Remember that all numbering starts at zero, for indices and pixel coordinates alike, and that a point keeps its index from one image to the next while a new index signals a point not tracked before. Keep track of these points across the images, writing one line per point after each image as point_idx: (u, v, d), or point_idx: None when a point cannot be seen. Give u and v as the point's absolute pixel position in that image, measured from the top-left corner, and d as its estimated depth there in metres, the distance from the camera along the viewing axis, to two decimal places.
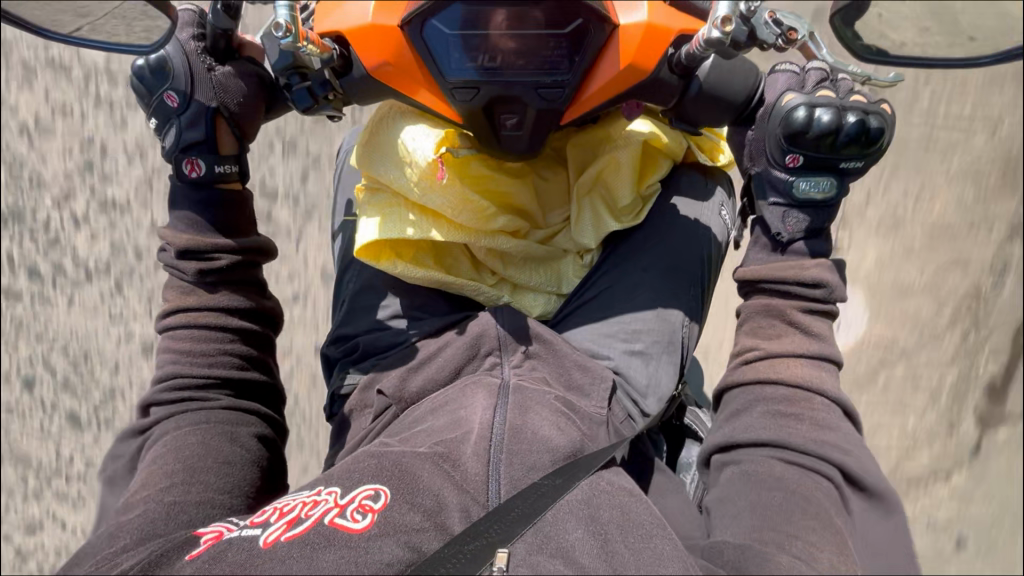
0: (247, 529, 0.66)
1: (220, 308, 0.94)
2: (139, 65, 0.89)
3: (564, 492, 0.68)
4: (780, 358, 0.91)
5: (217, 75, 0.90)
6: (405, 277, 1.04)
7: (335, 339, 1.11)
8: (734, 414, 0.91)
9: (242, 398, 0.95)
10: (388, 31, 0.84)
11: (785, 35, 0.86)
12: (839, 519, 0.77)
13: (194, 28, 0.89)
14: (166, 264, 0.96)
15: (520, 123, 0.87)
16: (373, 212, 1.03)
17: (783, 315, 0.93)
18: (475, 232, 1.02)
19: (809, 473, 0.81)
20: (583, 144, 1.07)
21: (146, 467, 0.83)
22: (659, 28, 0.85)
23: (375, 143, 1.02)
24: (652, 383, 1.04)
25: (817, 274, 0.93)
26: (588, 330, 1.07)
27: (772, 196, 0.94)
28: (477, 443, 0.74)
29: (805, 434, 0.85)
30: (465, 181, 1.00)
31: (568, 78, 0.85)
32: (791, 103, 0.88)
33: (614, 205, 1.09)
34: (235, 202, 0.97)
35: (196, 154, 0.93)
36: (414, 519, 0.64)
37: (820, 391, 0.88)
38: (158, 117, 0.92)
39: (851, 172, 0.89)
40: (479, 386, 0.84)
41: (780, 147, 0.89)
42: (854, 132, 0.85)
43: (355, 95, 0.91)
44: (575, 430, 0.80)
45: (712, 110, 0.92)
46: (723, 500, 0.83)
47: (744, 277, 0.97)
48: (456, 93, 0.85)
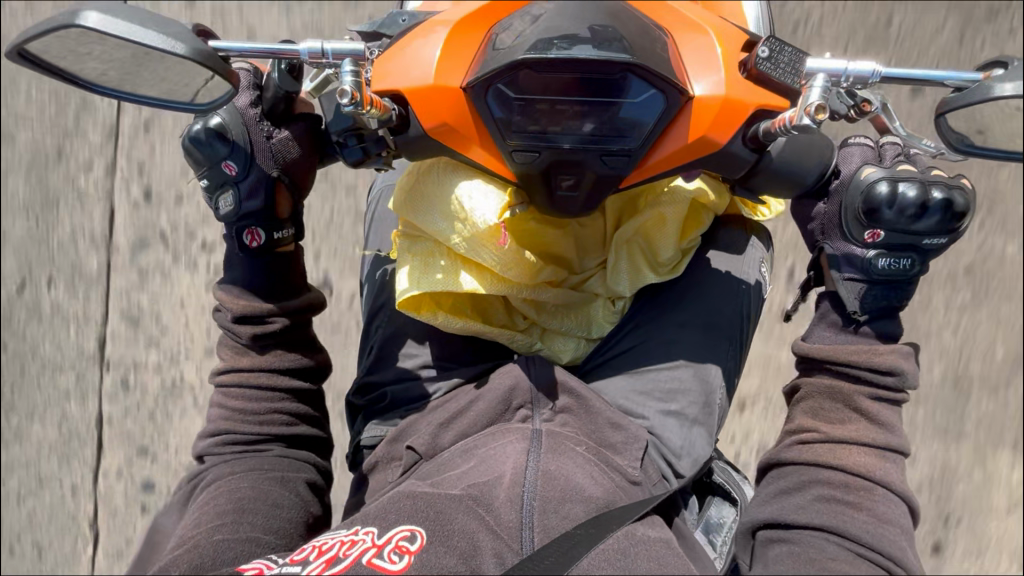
0: (287, 567, 0.67)
1: (270, 369, 0.99)
2: (194, 131, 0.94)
3: (598, 542, 0.67)
4: (840, 445, 0.90)
5: (275, 142, 0.96)
6: (442, 326, 1.08)
7: (359, 388, 1.15)
8: (782, 492, 0.91)
9: (293, 449, 0.99)
10: (450, 92, 0.89)
11: (858, 106, 0.90)
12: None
13: (252, 94, 0.97)
14: (220, 325, 1.03)
15: (575, 185, 0.91)
16: (416, 260, 1.07)
17: (848, 399, 0.92)
18: (520, 286, 1.05)
19: (858, 557, 0.81)
20: (627, 199, 1.08)
21: (200, 507, 0.86)
22: (736, 100, 0.88)
23: (420, 194, 1.05)
24: (687, 444, 1.03)
25: (892, 361, 0.92)
26: (623, 386, 1.09)
27: (847, 269, 0.95)
28: (509, 488, 0.74)
29: (863, 524, 0.83)
30: (517, 240, 1.03)
31: (631, 146, 0.88)
32: (871, 177, 0.92)
33: (654, 258, 1.12)
34: (289, 259, 1.06)
35: (255, 225, 1.01)
36: (450, 562, 0.65)
37: (883, 483, 0.87)
38: (213, 181, 0.98)
39: (933, 250, 0.91)
40: (509, 433, 0.85)
41: (858, 220, 0.93)
42: (944, 205, 0.87)
43: (407, 150, 0.96)
44: (608, 482, 0.80)
45: (776, 183, 0.96)
46: (766, 571, 0.82)
47: (807, 353, 0.97)
48: (514, 155, 0.90)
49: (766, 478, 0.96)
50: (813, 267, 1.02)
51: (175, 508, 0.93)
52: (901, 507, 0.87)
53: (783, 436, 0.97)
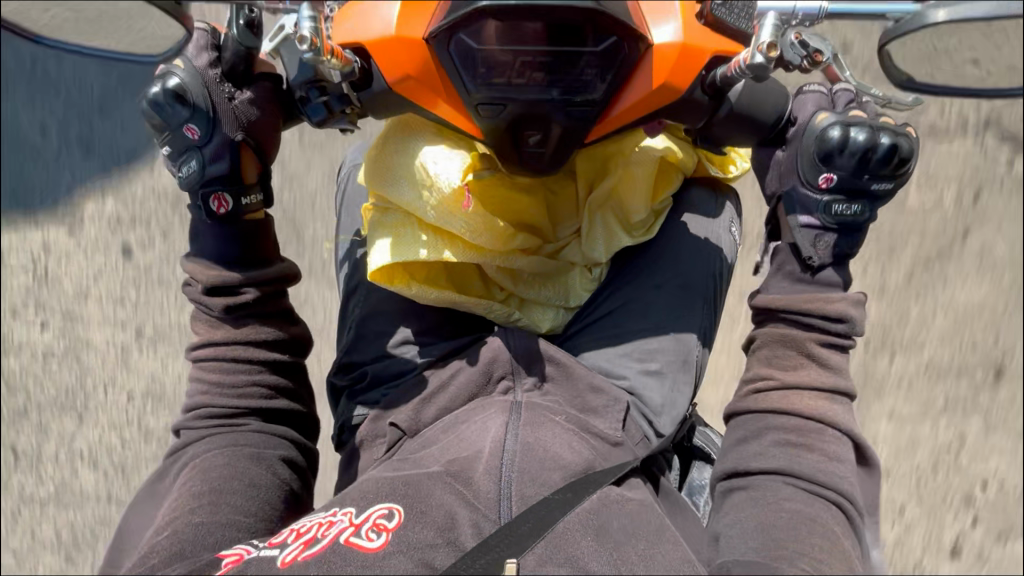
0: (265, 550, 0.68)
1: (255, 342, 0.98)
2: (154, 94, 0.89)
3: (575, 505, 0.68)
4: (795, 390, 0.91)
5: (238, 105, 0.93)
6: (418, 297, 1.06)
7: (342, 367, 1.13)
8: (739, 441, 0.91)
9: (272, 423, 0.98)
10: (412, 43, 0.86)
11: (811, 56, 0.85)
12: (845, 541, 0.81)
13: (210, 53, 0.92)
14: (193, 299, 1.01)
15: (542, 140, 0.89)
16: (387, 232, 1.04)
17: (800, 345, 0.92)
18: (492, 253, 1.04)
19: (813, 497, 0.84)
20: (594, 155, 1.05)
21: (177, 489, 0.86)
22: (693, 45, 0.86)
23: (388, 162, 1.03)
24: (667, 402, 1.05)
25: (841, 309, 0.92)
26: (604, 352, 1.09)
27: (804, 214, 0.94)
28: (488, 461, 0.75)
29: (812, 461, 0.86)
30: (485, 200, 1.01)
31: (595, 98, 0.86)
32: (825, 123, 0.90)
33: (625, 220, 1.11)
34: (259, 228, 1.02)
35: (221, 190, 0.97)
36: (427, 535, 0.66)
37: (833, 422, 0.88)
38: (175, 147, 0.94)
39: (881, 196, 0.91)
40: (492, 405, 0.86)
41: (813, 165, 0.91)
42: (892, 148, 0.86)
43: (372, 106, 0.93)
44: (587, 449, 0.81)
45: (740, 128, 0.95)
46: (730, 521, 0.84)
47: (763, 305, 0.96)
48: (481, 109, 0.87)
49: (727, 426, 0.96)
50: (771, 219, 1.00)
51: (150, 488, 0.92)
52: (848, 445, 0.89)
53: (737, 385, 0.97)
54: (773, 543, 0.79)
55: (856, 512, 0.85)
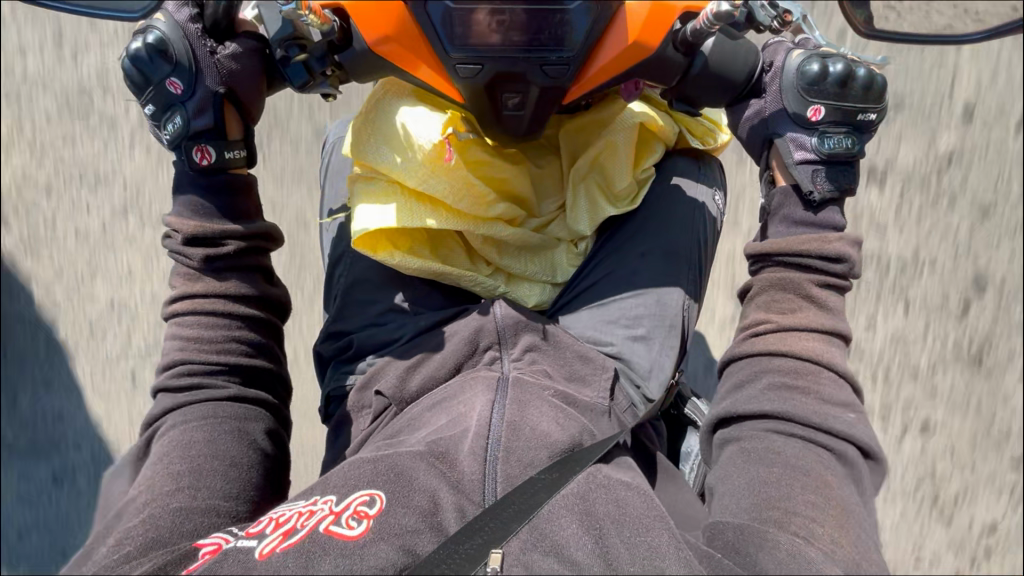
0: (243, 541, 0.66)
1: (227, 294, 0.93)
2: (135, 47, 0.84)
3: (560, 487, 0.68)
4: (789, 333, 0.88)
5: (221, 59, 0.87)
6: (401, 267, 1.01)
7: (327, 337, 1.08)
8: (735, 386, 0.89)
9: (250, 386, 0.95)
10: (387, 5, 0.81)
11: (780, 16, 0.88)
12: (838, 486, 0.78)
13: (191, 8, 0.87)
14: (172, 250, 0.95)
15: (522, 103, 0.85)
16: (370, 200, 0.99)
17: (798, 288, 0.89)
18: (475, 221, 1.00)
19: (807, 443, 0.81)
20: (579, 128, 1.04)
21: (151, 463, 0.84)
22: (667, 2, 0.82)
23: (370, 129, 0.99)
24: (654, 367, 1.04)
25: (839, 248, 0.89)
26: (589, 318, 1.06)
27: (799, 153, 0.89)
28: (474, 439, 0.74)
29: (809, 406, 0.84)
30: (468, 166, 0.97)
31: (573, 56, 0.81)
32: (800, 59, 0.87)
33: (609, 188, 1.06)
34: (242, 187, 0.96)
35: (205, 141, 0.90)
36: (410, 521, 0.65)
37: (829, 365, 0.86)
38: (156, 104, 0.88)
39: (868, 128, 0.88)
40: (477, 380, 0.84)
41: (801, 101, 0.87)
42: (869, 79, 0.85)
43: (353, 71, 0.87)
44: (573, 423, 0.80)
45: (713, 87, 0.90)
46: (723, 477, 0.83)
47: (758, 251, 0.93)
48: (458, 69, 0.81)
49: (722, 374, 0.94)
50: (765, 168, 0.95)
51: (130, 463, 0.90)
52: (844, 387, 0.86)
53: (736, 332, 0.94)
54: (764, 504, 0.77)
55: (852, 454, 0.82)
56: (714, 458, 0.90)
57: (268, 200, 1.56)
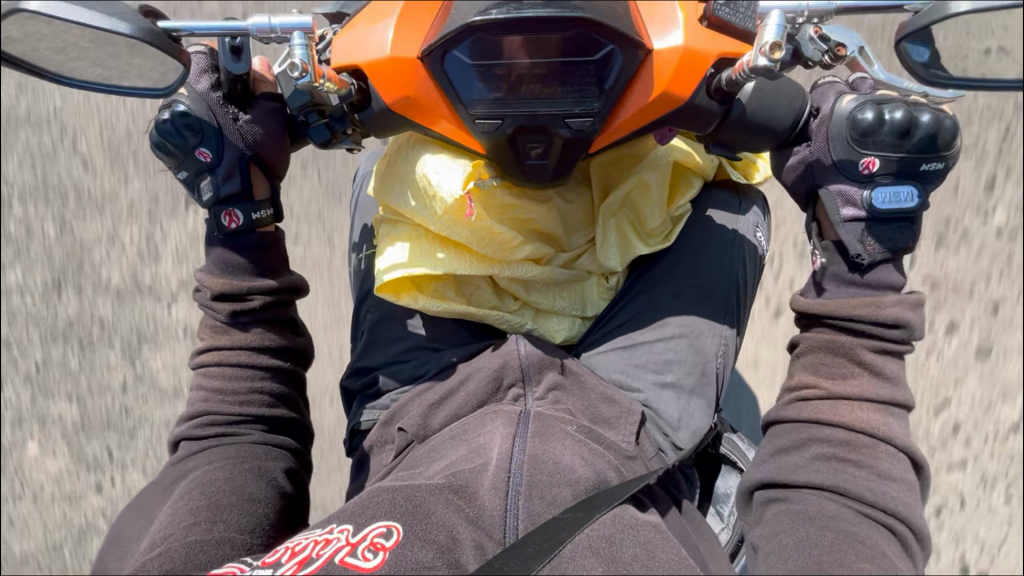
0: (258, 570, 0.65)
1: (251, 347, 0.96)
2: (162, 121, 0.89)
3: (582, 527, 0.64)
4: (844, 401, 0.84)
5: (242, 125, 0.92)
6: (424, 310, 1.03)
7: (353, 372, 1.09)
8: (782, 450, 0.85)
9: (273, 434, 0.96)
10: (406, 63, 0.84)
11: (833, 51, 0.82)
12: (897, 561, 0.75)
13: (211, 78, 0.92)
14: (201, 304, 0.98)
15: (546, 153, 0.86)
16: (396, 241, 1.02)
17: (850, 353, 0.85)
18: (499, 262, 1.01)
19: (863, 517, 0.78)
20: (612, 163, 1.04)
21: (172, 502, 0.84)
22: (696, 53, 0.82)
23: (394, 174, 1.03)
24: (684, 416, 1.00)
25: (893, 313, 0.84)
26: (615, 361, 1.04)
27: (848, 209, 0.87)
28: (494, 474, 0.71)
29: (866, 482, 0.79)
30: (488, 212, 0.98)
31: (598, 106, 0.83)
32: (853, 104, 0.84)
33: (641, 225, 1.06)
34: (270, 242, 1.00)
35: (233, 205, 0.95)
36: (427, 556, 0.63)
37: (885, 438, 0.82)
38: (189, 171, 0.93)
39: (932, 177, 0.83)
40: (498, 415, 0.82)
41: (852, 150, 0.84)
42: (933, 127, 0.80)
43: (372, 127, 0.91)
44: (599, 461, 0.77)
45: (752, 134, 0.89)
46: (769, 535, 0.79)
47: (805, 309, 0.89)
48: (478, 124, 0.85)
49: (766, 434, 0.90)
50: (810, 221, 0.93)
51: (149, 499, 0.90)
52: (903, 462, 0.82)
53: (781, 393, 0.90)
54: (816, 568, 0.73)
55: (912, 535, 0.78)
56: (750, 517, 0.86)
57: (299, 239, 1.62)
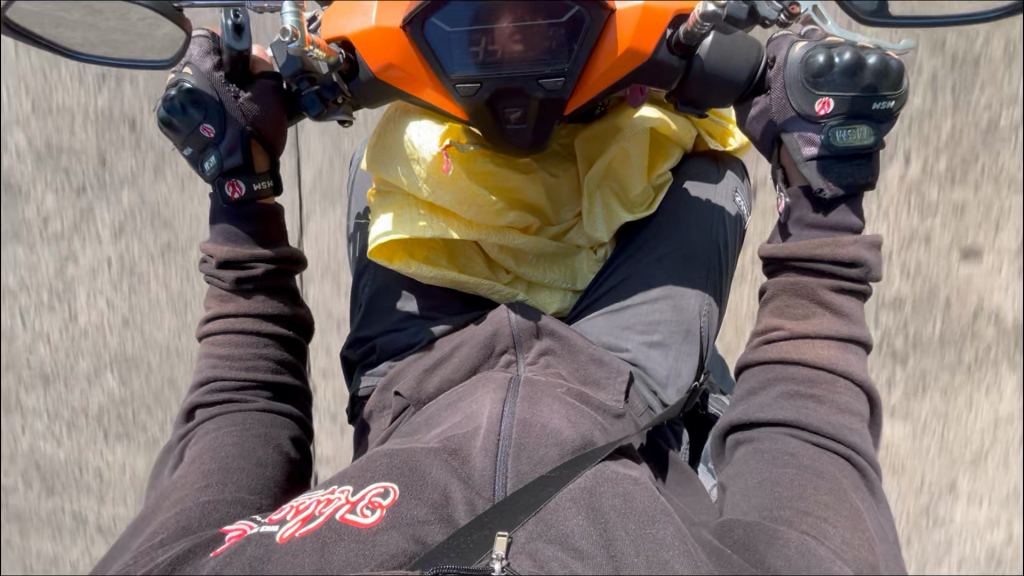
0: (265, 525, 0.70)
1: (258, 315, 0.99)
2: (169, 98, 0.91)
3: (566, 483, 0.69)
4: (806, 339, 0.87)
5: (243, 102, 0.93)
6: (418, 276, 1.05)
7: (353, 341, 1.13)
8: (746, 394, 0.88)
9: (278, 399, 1.00)
10: (391, 33, 0.84)
11: (787, 10, 0.82)
12: (853, 493, 0.78)
13: (215, 58, 0.93)
14: (207, 274, 1.01)
15: (524, 116, 0.87)
16: (386, 212, 1.04)
17: (812, 294, 0.88)
18: (486, 229, 1.03)
19: (821, 449, 0.80)
20: (595, 136, 1.06)
21: (185, 466, 0.89)
22: (656, 10, 0.83)
23: (384, 145, 1.03)
24: (672, 373, 1.04)
25: (858, 260, 0.87)
26: (604, 323, 1.07)
27: (808, 147, 0.87)
28: (485, 438, 0.76)
29: (824, 415, 0.82)
30: (471, 176, 1.00)
31: (569, 67, 0.83)
32: (805, 50, 0.85)
33: (625, 196, 1.08)
34: (271, 215, 1.01)
35: (236, 176, 0.97)
36: (420, 512, 0.67)
37: (844, 373, 0.85)
38: (193, 146, 0.94)
39: (886, 116, 0.84)
40: (489, 383, 0.86)
41: (806, 91, 0.85)
42: (881, 66, 0.81)
43: (362, 97, 0.91)
44: (584, 422, 0.81)
45: (715, 89, 0.88)
46: (734, 474, 0.83)
47: (770, 255, 0.91)
48: (459, 89, 0.85)
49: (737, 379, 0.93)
50: (776, 167, 0.94)
51: (166, 461, 0.95)
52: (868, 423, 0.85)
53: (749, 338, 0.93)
54: (777, 501, 0.76)
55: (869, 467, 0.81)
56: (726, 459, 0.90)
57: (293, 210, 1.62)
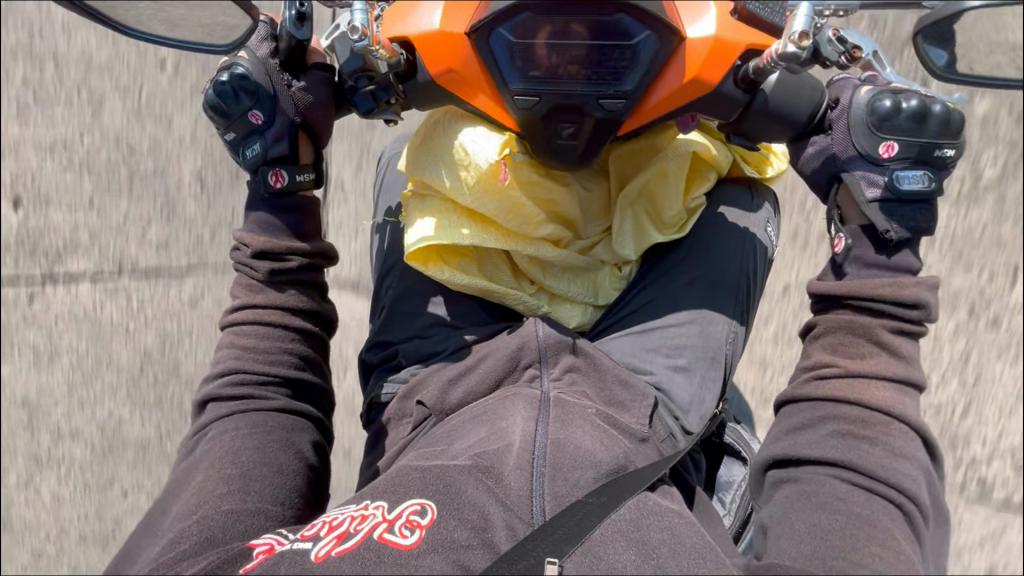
0: (298, 543, 0.67)
1: (286, 308, 0.96)
2: (220, 81, 0.87)
3: (610, 511, 0.66)
4: (861, 378, 0.85)
5: (296, 92, 0.90)
6: (450, 282, 1.03)
7: (373, 344, 1.10)
8: (795, 428, 0.86)
9: (298, 400, 0.96)
10: (453, 38, 0.83)
11: (849, 52, 0.83)
12: (905, 543, 0.74)
13: (270, 42, 0.90)
14: (238, 263, 0.97)
15: (576, 133, 0.85)
16: (426, 215, 1.01)
17: (868, 332, 0.86)
18: (524, 239, 1.01)
19: (870, 494, 0.78)
20: (632, 152, 1.04)
21: (203, 468, 0.85)
22: (728, 42, 0.82)
23: (427, 144, 1.02)
24: (695, 400, 1.02)
25: (916, 294, 0.85)
26: (629, 343, 1.05)
27: (870, 190, 0.87)
28: (518, 456, 0.74)
29: (880, 458, 0.80)
30: (522, 184, 0.98)
31: (630, 90, 0.82)
32: (870, 94, 0.86)
33: (658, 215, 1.07)
34: (309, 207, 0.99)
35: (280, 165, 0.94)
36: (462, 535, 0.64)
37: (901, 416, 0.82)
38: (238, 132, 0.91)
39: (945, 164, 0.85)
40: (518, 398, 0.84)
41: (872, 134, 0.85)
42: (947, 115, 0.82)
43: (414, 98, 0.89)
44: (617, 446, 0.79)
45: (774, 124, 0.88)
46: (779, 517, 0.80)
47: (823, 290, 0.90)
48: (516, 100, 0.84)
49: (779, 415, 0.91)
50: (832, 205, 0.93)
51: (178, 459, 0.91)
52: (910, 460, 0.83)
53: (797, 373, 0.91)
54: (827, 552, 0.73)
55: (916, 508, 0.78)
56: (764, 497, 0.88)
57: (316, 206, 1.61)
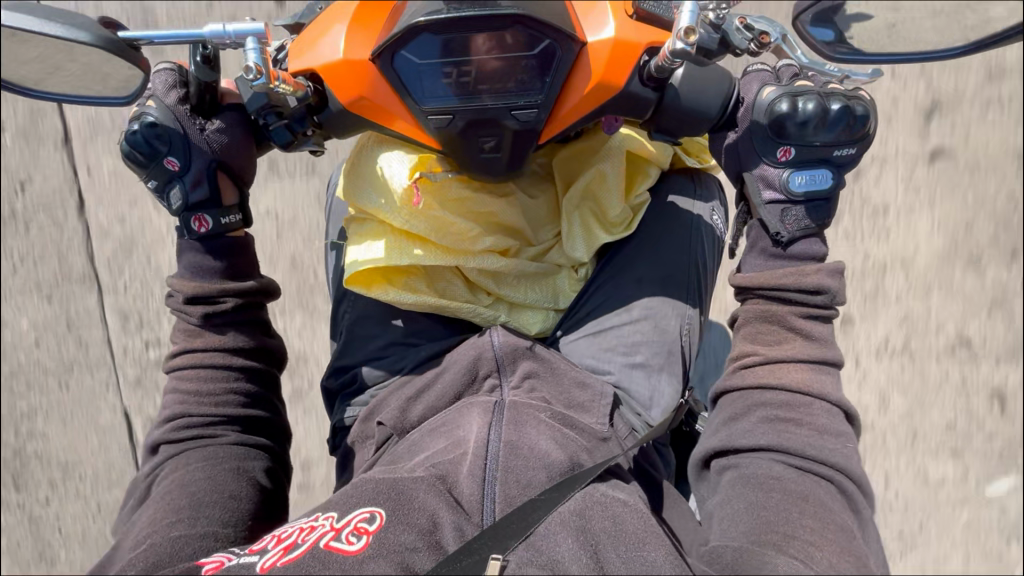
0: (244, 557, 0.68)
1: (225, 348, 0.97)
2: (130, 132, 0.90)
3: (557, 504, 0.68)
4: (779, 364, 0.89)
5: (209, 134, 0.93)
6: (398, 302, 1.05)
7: (333, 370, 1.11)
8: (730, 418, 0.89)
9: (249, 433, 0.97)
10: (358, 65, 0.86)
11: (758, 39, 0.87)
12: (839, 513, 0.78)
13: (178, 90, 0.93)
14: (173, 309, 0.99)
15: (497, 145, 0.90)
16: (362, 240, 1.05)
17: (781, 321, 0.91)
18: (464, 254, 1.04)
19: (804, 473, 0.81)
20: (564, 161, 1.09)
21: (154, 503, 0.85)
22: (628, 42, 0.86)
23: (357, 172, 1.05)
24: (655, 395, 1.05)
25: (818, 281, 0.89)
26: (586, 346, 1.08)
27: (768, 191, 0.92)
28: (472, 461, 0.75)
29: (804, 438, 0.84)
30: (443, 204, 1.01)
31: (541, 100, 0.86)
32: (771, 96, 0.89)
33: (604, 216, 1.10)
34: (239, 247, 1.00)
35: (202, 210, 0.96)
36: (408, 538, 0.66)
37: (820, 396, 0.86)
38: (158, 180, 0.94)
39: (845, 162, 0.90)
40: (474, 405, 0.86)
41: (769, 139, 0.90)
42: (843, 115, 0.85)
43: (333, 128, 0.93)
44: (571, 445, 0.81)
45: (685, 121, 0.92)
46: (722, 502, 0.82)
47: (740, 284, 0.94)
48: (432, 120, 0.87)
49: (716, 405, 0.94)
50: (740, 200, 0.98)
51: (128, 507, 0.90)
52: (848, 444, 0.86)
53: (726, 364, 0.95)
54: (762, 527, 0.76)
55: (851, 484, 0.82)
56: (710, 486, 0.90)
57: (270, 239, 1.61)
